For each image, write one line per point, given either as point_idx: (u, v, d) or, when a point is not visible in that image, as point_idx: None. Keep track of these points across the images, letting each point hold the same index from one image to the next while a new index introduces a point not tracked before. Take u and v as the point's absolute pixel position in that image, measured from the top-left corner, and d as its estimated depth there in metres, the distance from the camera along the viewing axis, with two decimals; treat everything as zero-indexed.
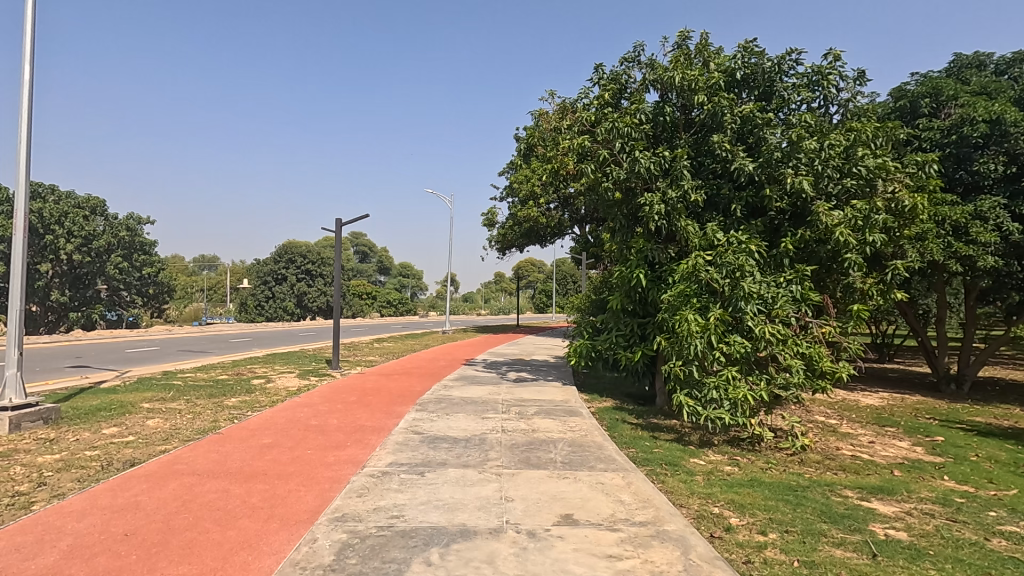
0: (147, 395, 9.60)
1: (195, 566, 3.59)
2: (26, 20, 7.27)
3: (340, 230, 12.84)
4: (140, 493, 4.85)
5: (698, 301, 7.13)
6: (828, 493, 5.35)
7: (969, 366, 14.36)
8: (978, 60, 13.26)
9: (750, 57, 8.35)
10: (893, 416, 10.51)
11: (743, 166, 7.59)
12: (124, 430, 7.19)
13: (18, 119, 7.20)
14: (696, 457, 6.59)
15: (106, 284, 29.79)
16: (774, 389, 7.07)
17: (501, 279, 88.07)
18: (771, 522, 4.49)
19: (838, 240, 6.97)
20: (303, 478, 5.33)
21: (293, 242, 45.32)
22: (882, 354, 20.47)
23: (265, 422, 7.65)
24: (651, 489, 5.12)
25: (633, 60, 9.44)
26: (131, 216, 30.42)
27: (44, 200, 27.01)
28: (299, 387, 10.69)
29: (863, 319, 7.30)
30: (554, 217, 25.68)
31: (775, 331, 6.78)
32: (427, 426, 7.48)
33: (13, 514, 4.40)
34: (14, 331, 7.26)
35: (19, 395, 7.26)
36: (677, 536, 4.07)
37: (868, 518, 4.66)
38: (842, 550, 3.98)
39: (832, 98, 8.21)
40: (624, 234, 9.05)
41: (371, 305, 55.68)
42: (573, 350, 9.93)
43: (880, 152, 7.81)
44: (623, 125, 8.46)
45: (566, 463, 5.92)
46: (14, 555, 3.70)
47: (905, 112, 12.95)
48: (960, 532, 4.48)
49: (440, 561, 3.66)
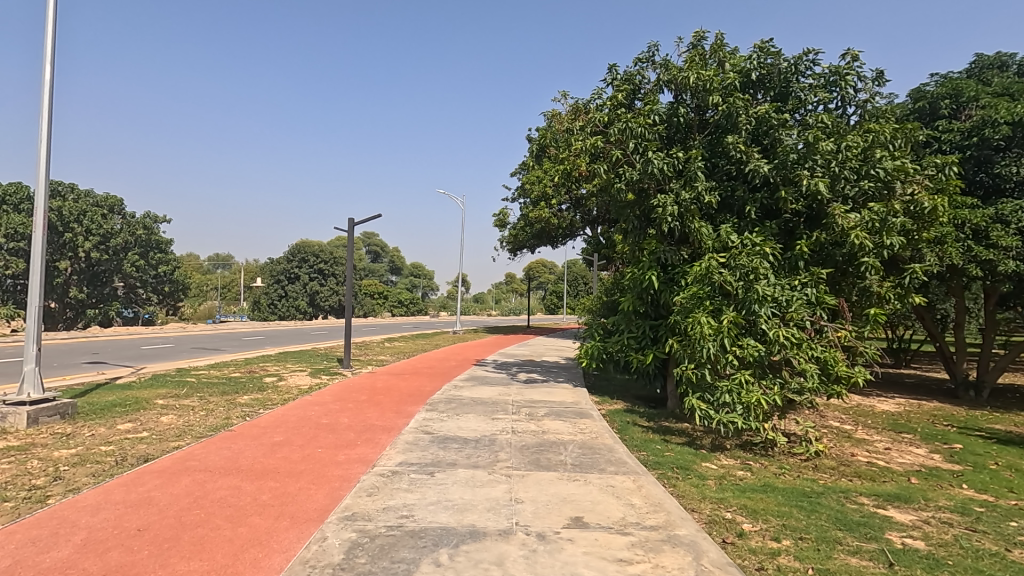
0: (161, 391, 9.70)
1: (206, 563, 3.59)
2: (47, 22, 7.40)
3: (352, 229, 12.86)
4: (154, 489, 4.88)
5: (712, 305, 7.08)
6: (843, 500, 5.27)
7: (988, 373, 14.04)
8: (1000, 60, 13.05)
9: (766, 58, 8.26)
10: (911, 422, 10.31)
11: (758, 168, 7.50)
12: (138, 425, 7.26)
13: (39, 117, 7.32)
14: (708, 461, 6.52)
15: (123, 282, 30.24)
16: (788, 394, 6.95)
17: (512, 280, 88.12)
18: (784, 529, 4.42)
19: (855, 243, 6.88)
20: (314, 476, 5.33)
21: (306, 241, 45.59)
22: (899, 359, 20.21)
23: (277, 420, 7.68)
24: (662, 492, 5.07)
25: (647, 60, 9.38)
26: (148, 215, 30.89)
27: (64, 198, 27.49)
28: (312, 386, 10.69)
29: (879, 323, 7.17)
30: (566, 218, 25.67)
31: (789, 335, 6.68)
32: (436, 426, 7.49)
33: (29, 507, 4.45)
34: (33, 327, 7.34)
35: (38, 390, 7.34)
36: (689, 542, 4.02)
37: (884, 526, 4.58)
38: (859, 559, 3.91)
39: (849, 98, 8.10)
40: (637, 234, 9.00)
41: (382, 305, 55.99)
42: (584, 352, 9.92)
43: (899, 153, 7.71)
44: (636, 126, 8.39)
45: (576, 465, 5.89)
46: (29, 548, 3.73)
47: (923, 114, 12.79)
48: (980, 543, 4.38)
49: (450, 562, 3.64)
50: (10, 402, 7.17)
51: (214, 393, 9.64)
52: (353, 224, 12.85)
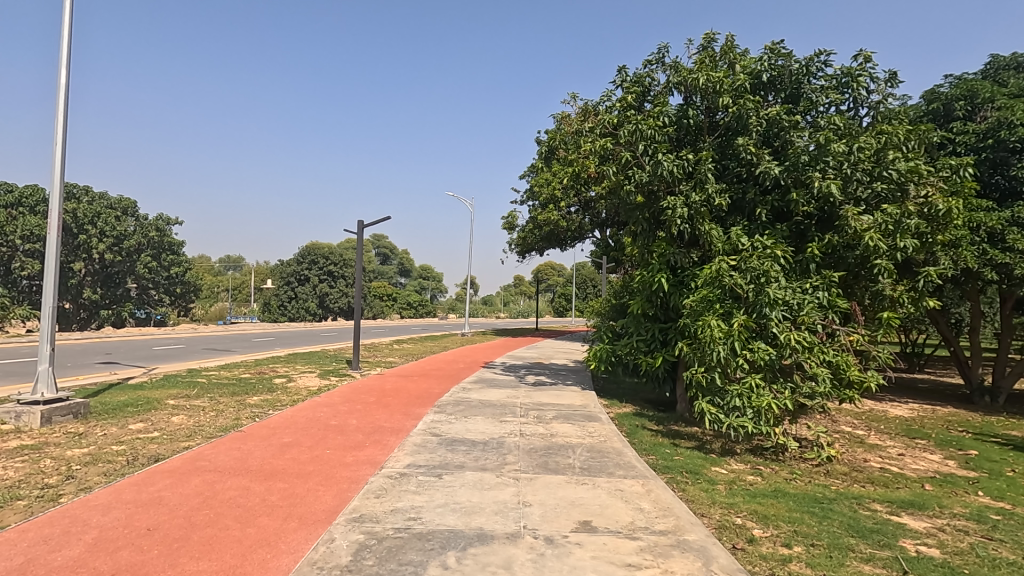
0: (172, 392, 9.76)
1: (216, 563, 3.59)
2: (64, 28, 7.51)
3: (361, 231, 12.84)
4: (164, 489, 4.90)
5: (722, 308, 7.04)
6: (856, 507, 5.19)
7: (1004, 378, 13.84)
8: (1016, 61, 12.87)
9: (778, 59, 8.20)
10: (924, 428, 10.16)
11: (768, 170, 7.44)
12: (150, 426, 7.29)
13: (54, 120, 7.39)
14: (718, 466, 6.46)
15: (136, 283, 30.56)
16: (799, 398, 6.82)
17: (521, 283, 88.43)
18: (796, 535, 4.37)
19: (868, 245, 6.79)
20: (323, 478, 5.34)
21: (316, 243, 45.96)
22: (912, 363, 20.01)
23: (285, 421, 7.68)
24: (671, 497, 5.03)
25: (656, 63, 9.36)
26: (160, 217, 31.16)
27: (78, 201, 27.89)
28: (319, 387, 10.76)
29: (892, 327, 7.11)
30: (574, 220, 25.67)
31: (800, 338, 6.59)
32: (445, 428, 7.48)
33: (41, 506, 4.48)
34: (48, 328, 7.42)
35: (51, 390, 7.40)
36: (698, 547, 3.98)
37: (898, 534, 4.50)
38: (871, 567, 3.85)
39: (861, 100, 8.03)
40: (645, 237, 8.94)
41: (390, 306, 56.24)
42: (592, 355, 9.88)
43: (912, 155, 7.64)
44: (646, 127, 8.34)
45: (585, 469, 5.84)
46: (40, 546, 3.75)
47: (937, 116, 12.64)
48: (997, 552, 4.30)
49: (457, 565, 3.62)
50: (24, 401, 7.24)
51: (224, 394, 9.67)
52: (361, 227, 12.81)
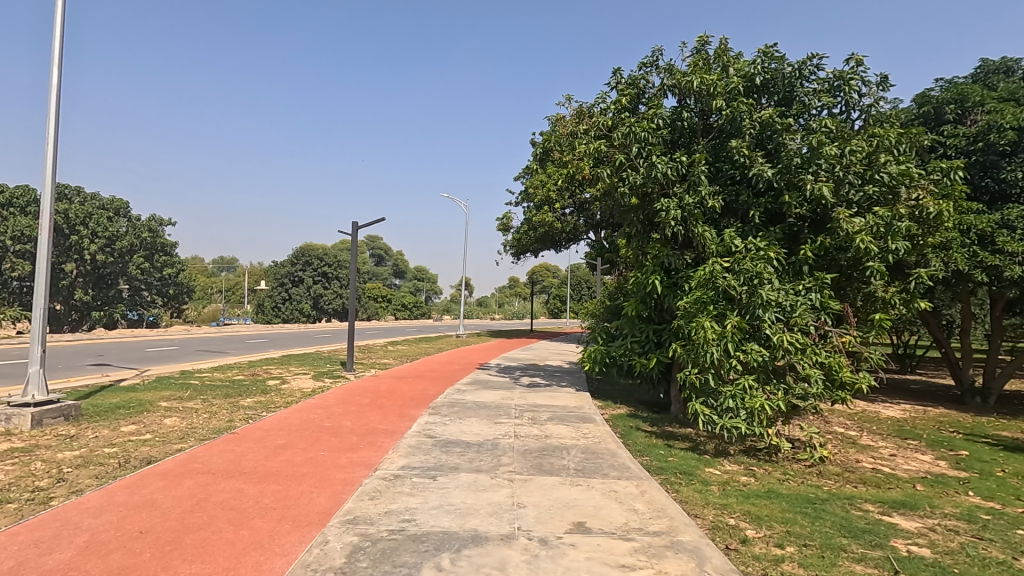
0: (165, 393, 9.73)
1: (209, 565, 3.58)
2: (56, 27, 7.47)
3: (355, 233, 12.81)
4: (157, 492, 4.88)
5: (716, 309, 7.07)
6: (848, 507, 5.22)
7: (994, 379, 13.97)
8: (1005, 66, 12.99)
9: (771, 62, 8.26)
10: (916, 428, 10.24)
11: (761, 172, 7.48)
12: (142, 428, 7.26)
13: (45, 120, 7.35)
14: (711, 467, 6.49)
15: (129, 284, 30.39)
16: (792, 399, 6.86)
17: (515, 284, 88.55)
18: (788, 535, 4.39)
19: (860, 247, 6.84)
20: (317, 480, 5.32)
21: (310, 244, 45.88)
22: (903, 365, 20.15)
23: (279, 422, 7.68)
24: (665, 498, 5.04)
25: (651, 65, 9.39)
26: (153, 218, 31.01)
27: (70, 202, 27.76)
28: (314, 387, 10.93)
29: (885, 329, 7.13)
30: (569, 222, 25.87)
31: (793, 340, 6.64)
32: (439, 429, 7.46)
33: (32, 509, 4.44)
34: (38, 330, 7.38)
35: (42, 392, 7.35)
36: (692, 548, 4.00)
37: (890, 534, 4.53)
38: (863, 567, 3.87)
39: (853, 103, 8.08)
40: (640, 239, 8.94)
41: (385, 308, 56.24)
42: (587, 357, 9.90)
43: (903, 158, 7.70)
44: (640, 130, 8.37)
45: (579, 470, 5.85)
46: (31, 550, 3.72)
47: (928, 119, 12.73)
48: (987, 551, 4.34)
49: (452, 566, 3.62)
50: (15, 403, 7.19)
51: (217, 396, 9.64)
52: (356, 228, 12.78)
